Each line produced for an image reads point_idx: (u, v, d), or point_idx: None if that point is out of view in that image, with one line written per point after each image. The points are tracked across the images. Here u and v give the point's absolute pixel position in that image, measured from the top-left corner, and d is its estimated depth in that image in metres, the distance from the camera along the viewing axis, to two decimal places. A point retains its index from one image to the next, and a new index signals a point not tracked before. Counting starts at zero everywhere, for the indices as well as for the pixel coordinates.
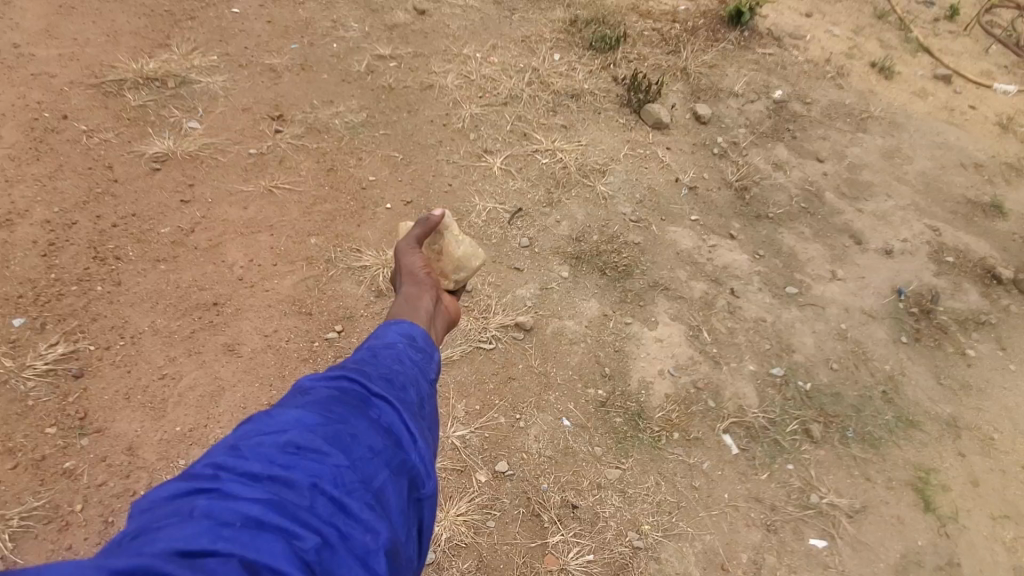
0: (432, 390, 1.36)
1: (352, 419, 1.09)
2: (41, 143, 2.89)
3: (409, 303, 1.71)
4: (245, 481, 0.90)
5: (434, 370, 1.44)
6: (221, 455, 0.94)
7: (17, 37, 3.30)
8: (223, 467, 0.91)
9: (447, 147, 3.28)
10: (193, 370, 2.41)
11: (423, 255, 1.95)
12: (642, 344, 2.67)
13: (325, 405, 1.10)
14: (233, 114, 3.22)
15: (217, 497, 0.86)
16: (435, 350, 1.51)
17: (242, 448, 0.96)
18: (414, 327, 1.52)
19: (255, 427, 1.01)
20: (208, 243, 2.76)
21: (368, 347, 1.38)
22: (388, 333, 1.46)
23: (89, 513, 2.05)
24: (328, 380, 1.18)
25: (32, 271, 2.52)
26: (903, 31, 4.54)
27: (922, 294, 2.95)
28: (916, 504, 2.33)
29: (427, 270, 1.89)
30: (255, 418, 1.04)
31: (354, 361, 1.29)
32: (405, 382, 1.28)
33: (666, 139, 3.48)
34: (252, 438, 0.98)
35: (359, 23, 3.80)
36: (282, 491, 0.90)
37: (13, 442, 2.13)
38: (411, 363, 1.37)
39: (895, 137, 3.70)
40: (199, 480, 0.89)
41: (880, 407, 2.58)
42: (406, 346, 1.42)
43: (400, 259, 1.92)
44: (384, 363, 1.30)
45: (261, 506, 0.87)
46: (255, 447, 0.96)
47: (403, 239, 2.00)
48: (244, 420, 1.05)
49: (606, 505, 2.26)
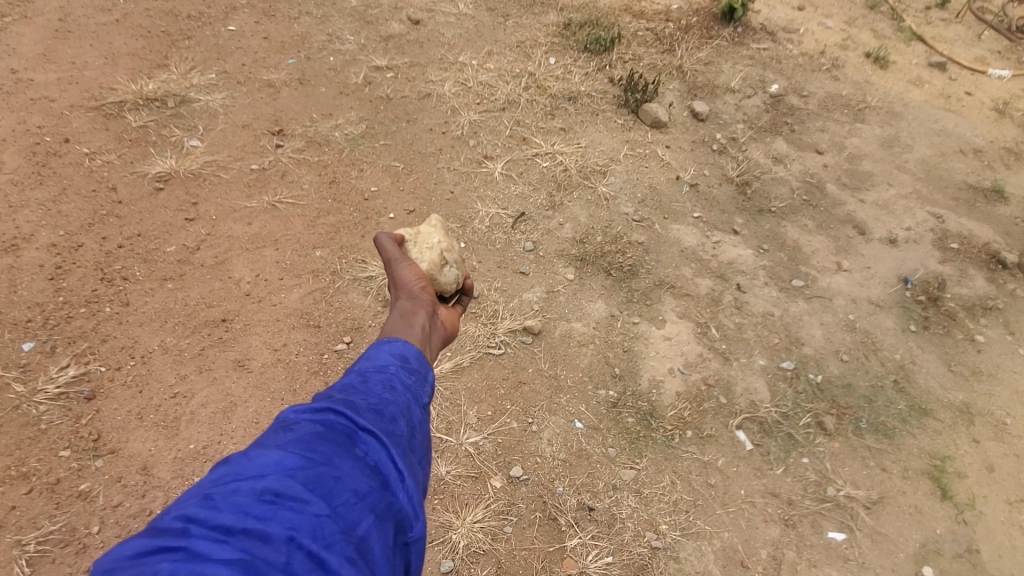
0: (423, 417, 1.29)
1: (336, 459, 1.02)
2: (44, 168, 2.91)
3: (403, 319, 1.67)
4: (216, 537, 0.82)
5: (426, 395, 1.38)
6: (192, 504, 0.86)
7: (15, 63, 3.33)
8: (194, 519, 0.84)
9: (447, 154, 3.30)
10: (204, 387, 2.41)
11: (413, 264, 1.90)
12: (651, 343, 2.67)
13: (308, 443, 1.03)
14: (234, 131, 3.24)
15: (184, 558, 0.78)
16: (428, 370, 1.46)
17: (216, 496, 0.88)
18: (407, 347, 1.47)
19: (230, 471, 0.93)
20: (214, 260, 2.77)
21: (358, 371, 1.32)
22: (379, 355, 1.41)
23: (106, 535, 2.05)
24: (313, 414, 1.11)
25: (40, 295, 2.53)
26: (896, 20, 4.55)
27: (928, 282, 2.94)
28: (933, 493, 2.32)
29: (422, 283, 1.84)
30: (231, 459, 0.97)
31: (342, 390, 1.23)
32: (394, 413, 1.21)
33: (664, 137, 3.49)
34: (227, 484, 0.91)
35: (354, 35, 3.82)
36: (256, 547, 0.83)
37: (26, 466, 2.14)
38: (402, 389, 1.31)
39: (893, 126, 3.71)
40: (167, 536, 0.81)
41: (893, 397, 2.57)
42: (397, 369, 1.37)
43: (394, 272, 1.86)
44: (373, 391, 1.25)
45: (233, 567, 0.79)
46: (230, 496, 0.88)
47: (395, 253, 1.92)
48: (220, 462, 0.98)
49: (622, 507, 2.25)
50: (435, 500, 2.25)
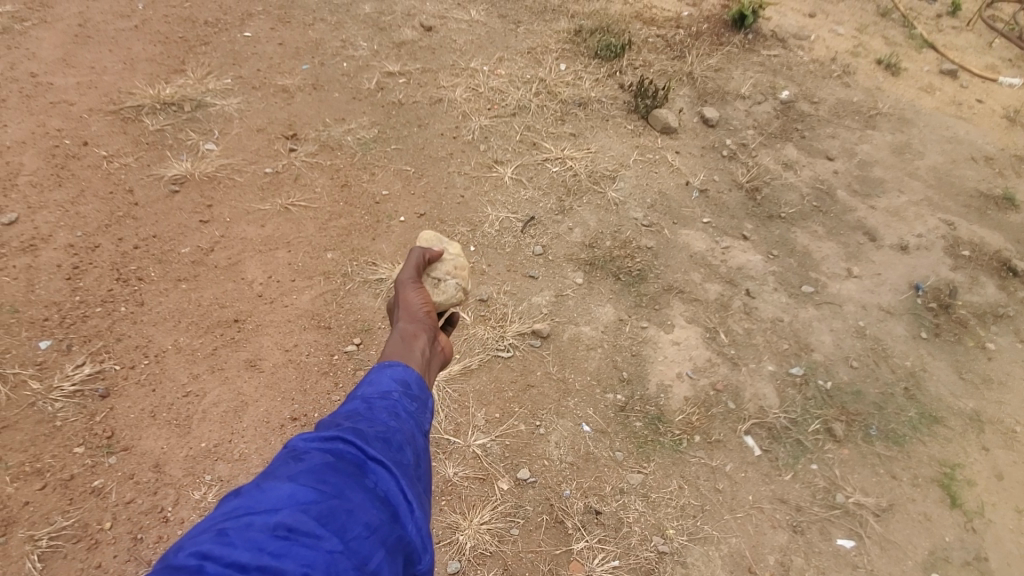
0: (427, 444, 1.29)
1: (347, 490, 1.02)
2: (63, 170, 2.97)
3: (404, 343, 1.64)
4: None
5: (429, 420, 1.38)
6: (207, 540, 0.86)
7: (36, 67, 3.41)
8: (209, 557, 0.83)
9: (458, 159, 3.33)
10: (216, 386, 2.45)
11: (421, 288, 1.89)
12: (659, 347, 2.67)
13: (320, 473, 1.02)
14: (249, 135, 3.30)
15: None
16: (429, 397, 1.45)
17: (230, 533, 0.87)
18: (409, 373, 1.45)
19: (243, 505, 0.93)
20: (228, 261, 2.81)
21: (362, 398, 1.31)
22: (382, 380, 1.39)
23: (118, 531, 2.08)
24: (322, 443, 1.10)
25: (57, 294, 2.58)
26: (907, 28, 4.55)
27: (939, 289, 2.92)
28: (943, 501, 2.30)
29: (426, 307, 1.82)
30: (242, 491, 0.96)
31: (348, 418, 1.21)
32: (401, 442, 1.21)
33: (674, 143, 3.50)
34: (240, 518, 0.90)
35: (367, 42, 3.88)
36: None
37: (41, 462, 2.17)
38: (406, 416, 1.30)
39: (904, 133, 3.69)
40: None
41: (903, 404, 2.55)
42: (401, 396, 1.36)
43: (400, 291, 1.86)
44: (379, 419, 1.24)
45: None
46: (245, 531, 0.88)
47: (406, 270, 1.94)
48: (231, 495, 0.97)
49: (629, 510, 2.25)
50: (442, 501, 2.26)
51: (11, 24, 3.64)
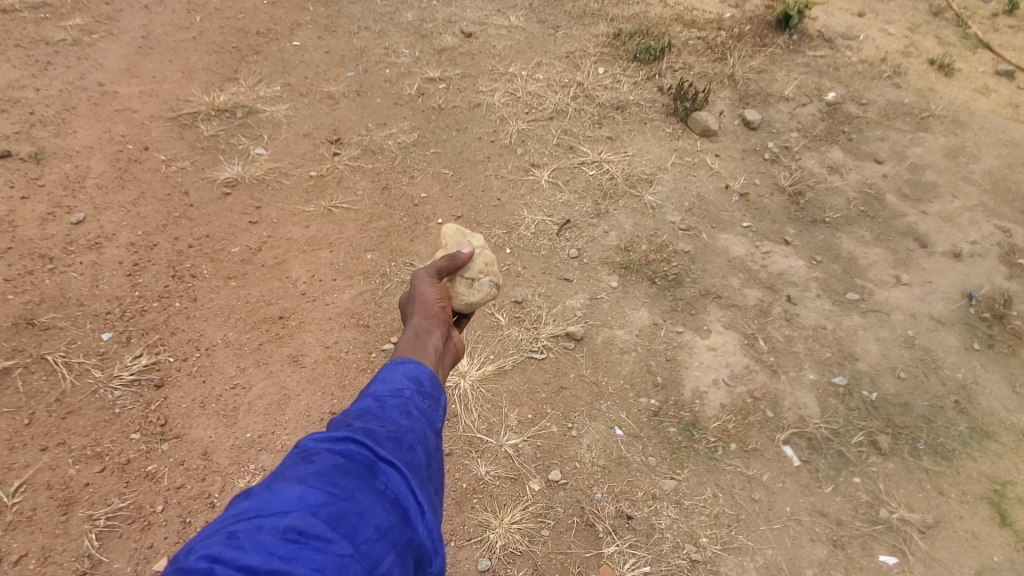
0: (439, 442, 1.29)
1: (358, 493, 1.02)
2: (125, 173, 3.17)
3: (418, 338, 1.63)
4: None
5: (441, 418, 1.37)
6: (217, 543, 0.87)
7: (103, 77, 3.65)
8: (220, 560, 0.84)
9: (495, 162, 3.38)
10: (261, 380, 2.56)
11: (437, 285, 1.90)
12: (695, 353, 2.64)
13: (329, 476, 1.02)
14: (296, 140, 3.44)
15: None
16: (442, 393, 1.44)
17: (240, 536, 0.88)
18: (422, 369, 1.45)
19: (253, 506, 0.94)
20: (274, 260, 2.94)
21: (373, 395, 1.31)
22: (395, 376, 1.39)
23: (169, 514, 2.20)
24: (333, 444, 1.10)
25: (119, 289, 2.75)
26: (962, 26, 4.35)
27: (995, 298, 2.78)
28: (994, 520, 2.19)
29: (441, 304, 1.82)
30: (253, 492, 0.97)
31: (360, 417, 1.22)
32: (412, 441, 1.21)
33: (714, 146, 3.45)
34: (250, 521, 0.91)
35: (409, 49, 3.98)
36: None
37: (101, 446, 2.32)
38: (419, 414, 1.30)
39: (959, 136, 3.53)
40: None
41: (953, 418, 2.44)
42: (413, 393, 1.35)
43: (416, 288, 1.87)
44: (391, 418, 1.23)
45: None
46: (255, 534, 0.89)
47: (425, 268, 1.96)
48: (242, 495, 0.98)
49: (661, 516, 2.23)
50: (474, 499, 2.29)
51: (82, 37, 3.91)
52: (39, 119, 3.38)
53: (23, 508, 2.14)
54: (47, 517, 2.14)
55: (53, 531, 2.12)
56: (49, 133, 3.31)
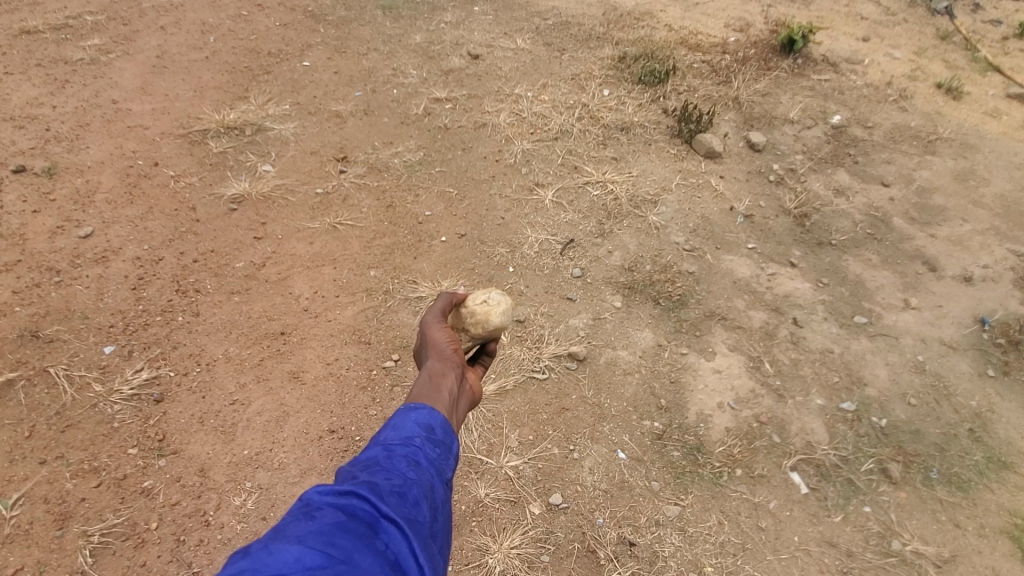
0: (446, 496, 1.24)
1: (356, 555, 0.96)
2: (135, 188, 3.20)
3: (431, 382, 1.56)
4: None
5: (450, 468, 1.32)
6: None
7: (117, 94, 3.72)
8: None
9: (499, 181, 3.39)
10: (260, 396, 2.53)
11: (447, 328, 1.82)
12: (700, 375, 2.59)
13: (329, 535, 0.97)
14: (303, 157, 3.47)
15: None
16: (453, 441, 1.39)
17: None
18: (433, 416, 1.40)
19: (249, 567, 0.87)
20: (277, 277, 2.94)
21: (383, 444, 1.27)
22: (405, 423, 1.35)
23: (163, 532, 2.16)
24: (337, 497, 1.05)
25: (123, 303, 2.75)
26: (970, 50, 4.38)
27: (1009, 324, 2.74)
28: (1013, 556, 2.11)
29: (453, 345, 1.74)
30: (250, 551, 0.91)
31: (365, 468, 1.17)
32: (418, 496, 1.15)
33: (718, 167, 3.45)
34: None
35: (417, 69, 4.04)
36: None
37: (98, 461, 2.29)
38: (427, 465, 1.25)
39: (968, 159, 3.52)
40: None
41: (968, 447, 2.38)
42: (423, 442, 1.31)
43: (426, 331, 1.79)
44: (397, 470, 1.19)
45: None
46: None
47: (431, 312, 1.89)
48: (238, 554, 0.92)
49: (665, 544, 2.17)
50: (473, 523, 2.23)
51: (99, 56, 3.99)
52: (54, 135, 3.44)
53: (21, 522, 2.12)
54: (43, 531, 2.11)
55: (48, 546, 2.08)
56: (62, 148, 3.36)
